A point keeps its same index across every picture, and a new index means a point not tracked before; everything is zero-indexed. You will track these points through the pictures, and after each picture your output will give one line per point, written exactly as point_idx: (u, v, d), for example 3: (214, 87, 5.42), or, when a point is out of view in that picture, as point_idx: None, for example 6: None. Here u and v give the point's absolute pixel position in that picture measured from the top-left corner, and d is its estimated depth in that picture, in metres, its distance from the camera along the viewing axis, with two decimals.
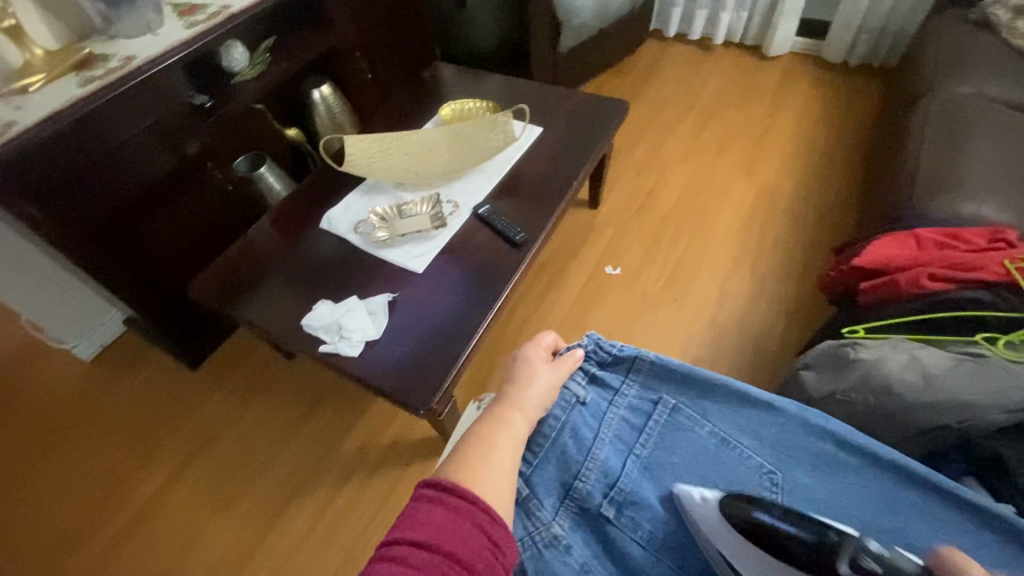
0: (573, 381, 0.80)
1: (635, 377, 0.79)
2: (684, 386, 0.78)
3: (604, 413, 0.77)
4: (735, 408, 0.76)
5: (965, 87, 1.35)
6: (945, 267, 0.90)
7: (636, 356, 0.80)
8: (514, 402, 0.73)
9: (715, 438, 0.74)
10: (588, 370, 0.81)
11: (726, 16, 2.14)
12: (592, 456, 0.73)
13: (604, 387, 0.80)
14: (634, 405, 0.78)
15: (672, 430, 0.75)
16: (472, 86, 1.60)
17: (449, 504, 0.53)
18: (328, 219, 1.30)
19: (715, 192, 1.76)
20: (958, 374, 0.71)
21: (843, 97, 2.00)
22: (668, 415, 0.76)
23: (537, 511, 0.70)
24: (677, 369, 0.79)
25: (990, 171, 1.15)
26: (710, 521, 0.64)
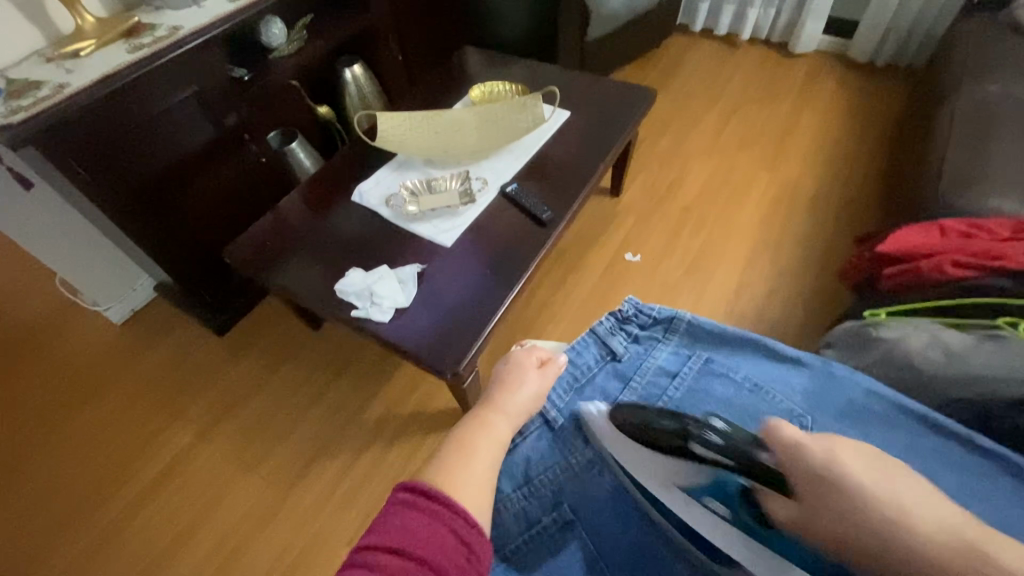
0: (611, 339, 0.86)
1: (671, 336, 0.85)
2: (723, 342, 0.83)
3: (639, 365, 0.83)
4: (771, 363, 0.81)
5: (995, 87, 1.34)
6: (971, 253, 0.91)
7: (673, 317, 0.86)
8: (508, 388, 0.77)
9: (749, 385, 0.79)
10: (631, 331, 0.87)
11: (755, 12, 2.14)
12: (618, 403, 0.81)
13: (644, 347, 0.86)
14: (674, 359, 0.83)
15: (706, 379, 0.80)
16: (501, 71, 1.64)
17: (426, 508, 0.49)
18: (360, 192, 1.34)
19: (737, 186, 1.77)
20: (981, 350, 0.71)
21: (868, 96, 2.00)
22: (703, 366, 0.82)
23: (572, 439, 0.80)
24: (713, 327, 0.83)
25: (1020, 168, 1.15)
26: (605, 429, 0.74)
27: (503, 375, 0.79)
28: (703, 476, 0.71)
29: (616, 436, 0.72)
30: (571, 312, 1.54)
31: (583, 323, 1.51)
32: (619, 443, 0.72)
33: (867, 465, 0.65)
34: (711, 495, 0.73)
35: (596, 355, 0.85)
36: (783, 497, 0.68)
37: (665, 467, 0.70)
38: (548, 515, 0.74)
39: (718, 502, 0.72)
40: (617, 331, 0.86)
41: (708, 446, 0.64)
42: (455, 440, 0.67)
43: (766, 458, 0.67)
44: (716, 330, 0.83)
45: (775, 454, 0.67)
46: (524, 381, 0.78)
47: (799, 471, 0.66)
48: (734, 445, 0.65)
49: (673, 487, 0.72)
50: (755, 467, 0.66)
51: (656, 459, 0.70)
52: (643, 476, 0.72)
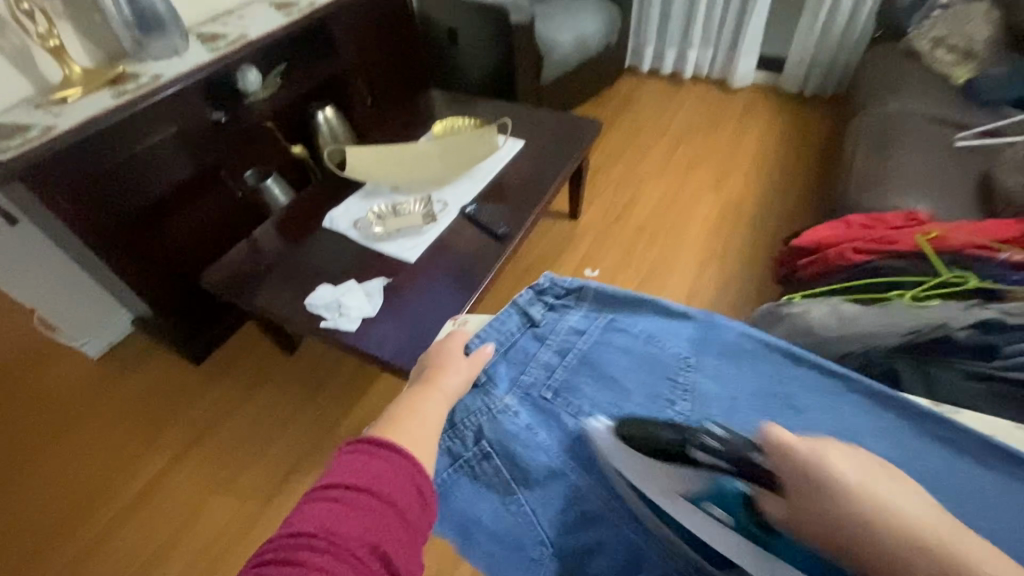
0: (530, 306, 0.73)
1: (580, 302, 0.73)
2: (633, 302, 0.72)
3: (555, 331, 0.70)
4: (667, 319, 0.70)
5: (895, 104, 1.52)
6: (870, 241, 1.03)
7: (581, 286, 0.73)
8: (446, 369, 0.66)
9: (645, 338, 0.68)
10: (546, 299, 0.74)
11: (693, 52, 2.38)
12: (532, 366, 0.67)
13: (563, 316, 0.72)
14: (577, 315, 0.72)
15: (610, 333, 0.69)
16: (462, 108, 1.79)
17: (383, 457, 0.49)
18: (329, 218, 1.45)
19: (685, 204, 1.92)
20: (869, 315, 0.81)
21: (799, 121, 2.20)
22: (607, 324, 0.70)
23: (491, 392, 0.65)
24: (623, 291, 0.72)
25: (917, 169, 1.29)
26: (607, 444, 0.54)
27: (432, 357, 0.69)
28: (703, 479, 0.50)
29: (608, 441, 0.53)
30: None
31: None
32: (613, 449, 0.53)
33: (857, 465, 0.47)
34: (716, 503, 0.51)
35: (508, 320, 0.72)
36: (780, 500, 0.48)
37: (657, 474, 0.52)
38: (471, 450, 0.63)
39: (721, 508, 0.51)
40: (536, 297, 0.73)
41: (707, 453, 0.46)
42: (396, 408, 0.60)
43: (760, 458, 0.47)
44: (627, 294, 0.72)
45: (771, 455, 0.47)
46: (454, 360, 0.68)
47: (797, 477, 0.46)
48: (735, 449, 0.46)
49: (673, 495, 0.52)
50: (754, 472, 0.47)
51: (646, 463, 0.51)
52: (639, 483, 0.53)
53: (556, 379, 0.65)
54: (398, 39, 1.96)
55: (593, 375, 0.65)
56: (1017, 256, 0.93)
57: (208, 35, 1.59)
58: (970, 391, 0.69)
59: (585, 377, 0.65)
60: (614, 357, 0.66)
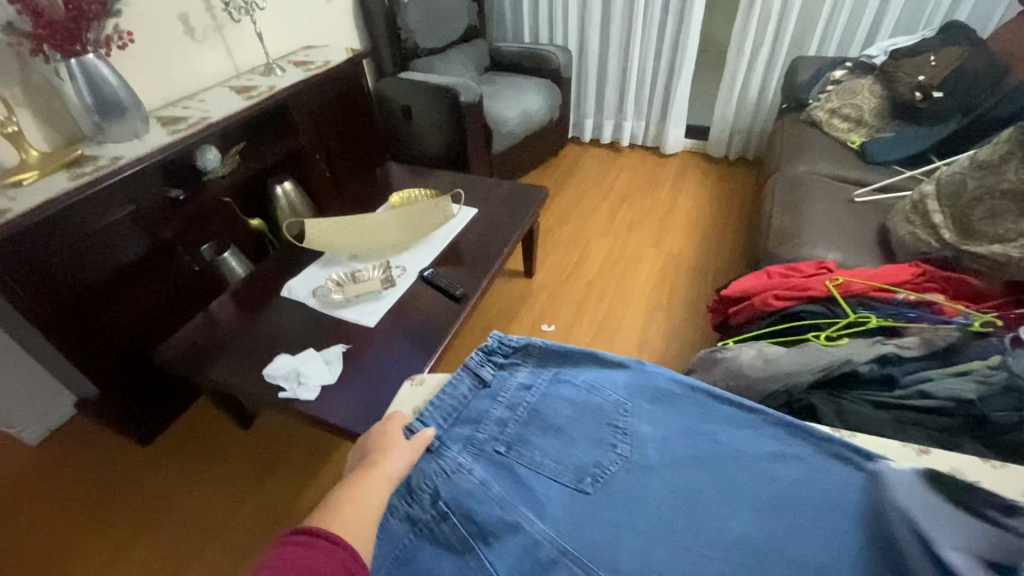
0: (484, 368, 0.81)
1: (528, 360, 0.82)
2: (574, 357, 0.80)
3: (502, 387, 0.78)
4: (603, 370, 0.79)
5: (802, 166, 1.72)
6: (788, 289, 1.15)
7: (526, 343, 0.82)
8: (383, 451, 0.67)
9: (586, 388, 0.76)
10: (495, 361, 0.82)
11: (629, 123, 2.63)
12: (484, 419, 0.74)
13: (509, 374, 0.80)
14: (525, 372, 0.80)
15: (555, 385, 0.77)
16: (418, 180, 1.90)
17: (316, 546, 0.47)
18: (288, 288, 1.48)
19: (631, 260, 2.06)
20: (789, 355, 0.90)
21: (726, 181, 2.43)
22: (552, 378, 0.79)
23: (443, 453, 0.70)
24: (564, 346, 0.81)
25: (825, 221, 1.46)
26: (906, 482, 0.58)
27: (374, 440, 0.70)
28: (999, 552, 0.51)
29: (899, 484, 0.58)
30: None
31: None
32: (907, 487, 0.58)
33: None
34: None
35: (464, 384, 0.79)
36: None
37: (951, 521, 0.54)
38: (429, 512, 0.64)
39: None
40: (487, 360, 0.81)
41: None
42: (339, 489, 0.60)
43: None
44: (564, 348, 0.81)
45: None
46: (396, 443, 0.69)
47: None
48: None
49: (966, 551, 0.51)
50: None
51: (956, 517, 0.54)
52: (933, 533, 0.53)
53: (508, 433, 0.72)
54: (356, 115, 2.09)
55: (542, 427, 0.72)
56: (910, 296, 1.08)
57: (169, 118, 1.65)
58: (877, 417, 0.77)
59: (533, 431, 0.72)
60: (558, 409, 0.74)
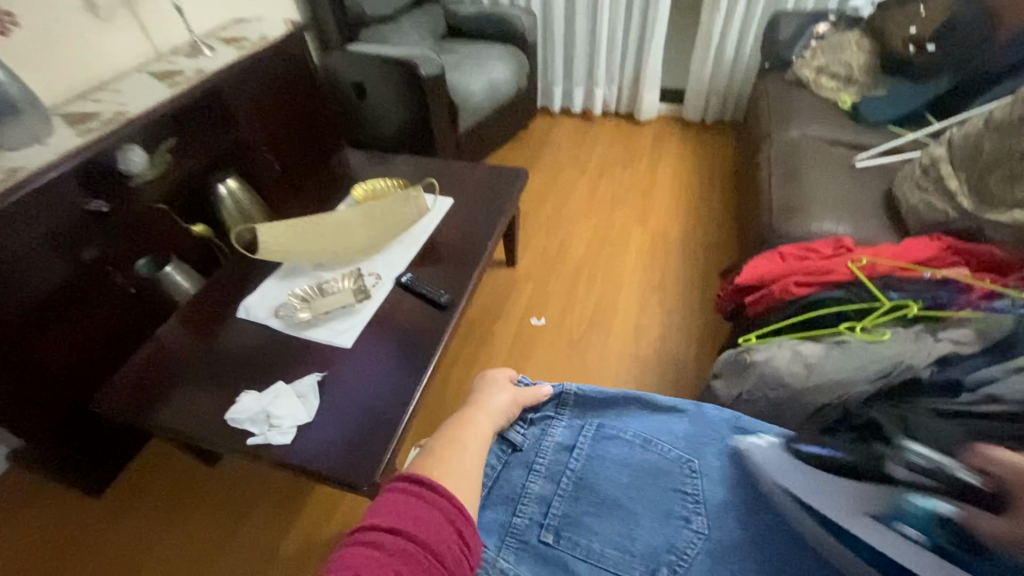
0: (512, 430, 0.72)
1: (562, 411, 0.73)
2: (620, 406, 0.71)
3: (539, 448, 0.68)
4: (654, 417, 0.70)
5: (795, 131, 1.61)
6: (808, 274, 1.06)
7: (560, 389, 0.74)
8: (487, 394, 0.75)
9: (641, 442, 0.66)
10: (526, 418, 0.74)
11: (601, 90, 2.46)
12: (526, 493, 0.63)
13: (541, 428, 0.71)
14: (563, 430, 0.70)
15: (602, 443, 0.66)
16: (381, 168, 1.70)
17: (423, 497, 0.49)
18: (246, 308, 1.29)
19: (617, 239, 1.94)
20: (831, 359, 0.83)
21: (707, 147, 2.32)
22: (596, 434, 0.68)
23: (480, 556, 0.58)
24: (603, 392, 0.72)
25: (830, 191, 1.36)
26: (774, 459, 0.58)
27: (480, 388, 0.77)
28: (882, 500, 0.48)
29: (767, 461, 0.59)
30: None
31: None
32: (780, 464, 0.57)
33: None
34: (913, 523, 0.45)
35: (496, 452, 0.69)
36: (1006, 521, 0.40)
37: (825, 485, 0.53)
38: None
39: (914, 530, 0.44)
40: (515, 422, 0.73)
41: (907, 463, 0.49)
42: (441, 439, 0.65)
43: (970, 476, 0.44)
44: (602, 391, 0.72)
45: (999, 470, 0.43)
46: (500, 390, 0.76)
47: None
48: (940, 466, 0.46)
49: (857, 513, 0.49)
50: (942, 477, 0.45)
51: (814, 474, 0.54)
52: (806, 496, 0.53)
53: (554, 516, 0.60)
54: (302, 97, 1.84)
55: (596, 503, 0.60)
56: (937, 274, 1.00)
57: (77, 115, 1.39)
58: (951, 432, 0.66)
59: (583, 505, 0.60)
60: (610, 474, 0.63)
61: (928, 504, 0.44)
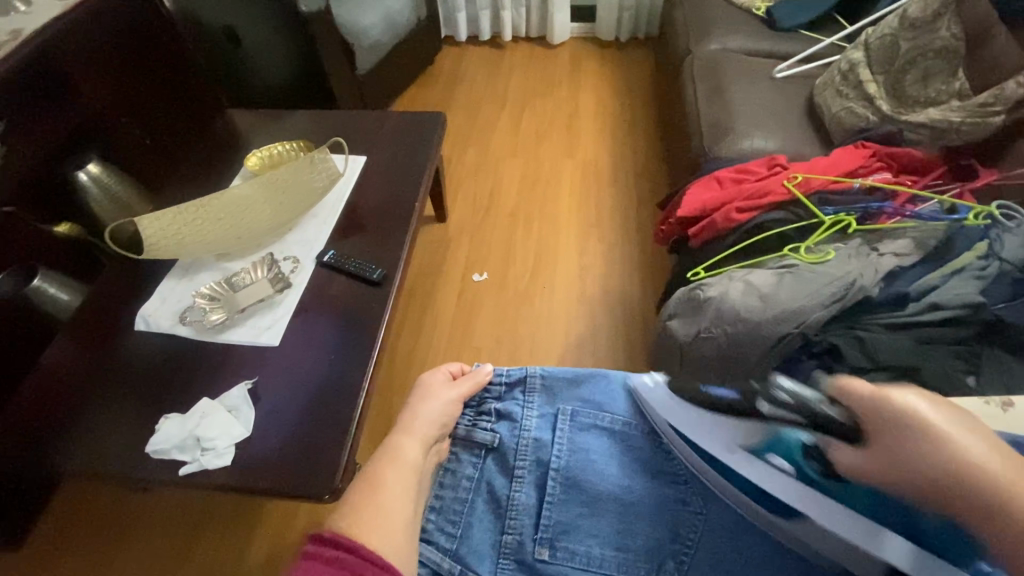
0: (477, 430, 0.77)
1: (531, 398, 0.77)
2: (583, 388, 0.78)
3: (517, 444, 0.73)
4: (619, 399, 0.76)
5: (715, 43, 1.55)
6: (748, 198, 1.03)
7: (525, 375, 0.79)
8: (418, 405, 0.85)
9: (616, 426, 0.74)
10: (494, 409, 0.79)
11: (508, 14, 2.26)
12: (512, 503, 0.69)
13: (510, 421, 0.76)
14: (532, 422, 0.75)
15: (579, 434, 0.73)
16: (276, 129, 1.47)
17: (328, 559, 0.49)
18: (143, 318, 1.10)
19: (548, 177, 1.86)
20: (783, 287, 0.81)
21: (625, 68, 2.23)
22: (571, 422, 0.74)
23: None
24: (568, 373, 0.79)
25: (757, 105, 1.33)
26: (662, 399, 0.71)
27: (417, 395, 0.86)
28: (762, 434, 0.62)
29: (653, 403, 0.72)
30: (439, 354, 1.47)
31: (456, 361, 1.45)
32: (664, 402, 0.70)
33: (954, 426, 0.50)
34: (782, 454, 0.60)
35: (470, 460, 0.75)
36: (853, 449, 0.55)
37: (722, 430, 0.64)
38: None
39: (785, 461, 0.59)
40: (478, 422, 0.79)
41: (776, 403, 0.60)
42: (366, 477, 0.72)
43: (828, 409, 0.57)
44: (569, 375, 0.78)
45: (848, 408, 0.56)
46: (435, 398, 0.85)
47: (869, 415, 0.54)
48: (806, 403, 0.58)
49: (736, 448, 0.63)
50: (817, 418, 0.57)
51: (704, 417, 0.65)
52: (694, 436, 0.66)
53: (548, 528, 0.66)
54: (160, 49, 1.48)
55: (589, 502, 0.68)
56: (866, 183, 1.00)
57: None
58: (905, 344, 0.72)
59: (574, 501, 0.68)
60: (596, 467, 0.70)
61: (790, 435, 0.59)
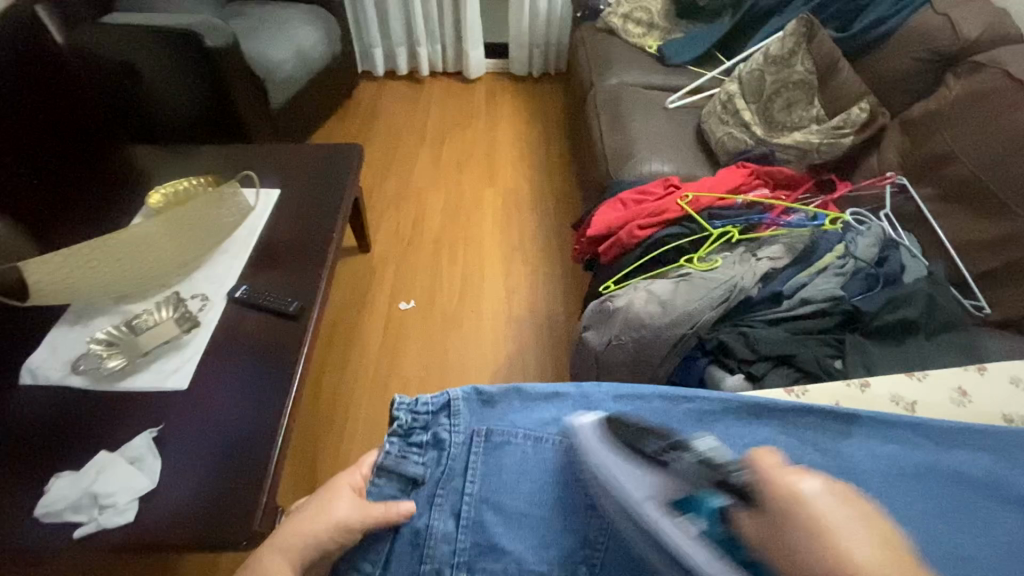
0: (405, 463, 0.61)
1: (456, 419, 0.62)
2: (501, 405, 0.65)
3: (444, 471, 0.59)
4: (538, 414, 0.65)
5: (615, 78, 1.69)
6: (648, 216, 1.12)
7: (448, 398, 0.64)
8: (321, 509, 0.59)
9: (529, 441, 0.62)
10: (419, 441, 0.62)
11: (424, 50, 2.33)
12: (430, 532, 0.55)
13: (433, 448, 0.61)
14: (459, 446, 0.61)
15: (495, 452, 0.60)
16: (182, 164, 1.42)
17: None
18: (29, 371, 1.00)
19: (470, 205, 1.91)
20: (679, 293, 0.88)
21: (538, 101, 2.35)
22: (487, 444, 0.61)
23: None
24: (489, 389, 0.65)
25: (654, 132, 1.46)
26: (587, 442, 0.58)
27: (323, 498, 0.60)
28: (674, 489, 0.54)
29: (595, 441, 0.58)
30: (367, 385, 1.44)
31: (384, 391, 1.43)
32: (593, 442, 0.57)
33: (861, 525, 0.47)
34: (694, 515, 0.51)
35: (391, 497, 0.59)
36: (755, 516, 0.49)
37: (636, 477, 0.55)
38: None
39: (694, 521, 0.51)
40: (408, 454, 0.61)
41: (699, 460, 0.55)
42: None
43: (747, 474, 0.52)
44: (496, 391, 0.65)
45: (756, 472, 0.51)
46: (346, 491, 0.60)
47: (779, 499, 0.48)
48: (722, 465, 0.54)
49: (643, 498, 0.53)
50: (733, 482, 0.52)
51: (616, 455, 0.56)
52: (619, 493, 0.54)
53: (466, 550, 0.54)
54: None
55: (507, 520, 0.56)
56: (747, 199, 1.12)
57: None
58: (781, 335, 0.83)
59: (491, 526, 0.55)
60: (511, 487, 0.58)
61: (703, 497, 0.52)
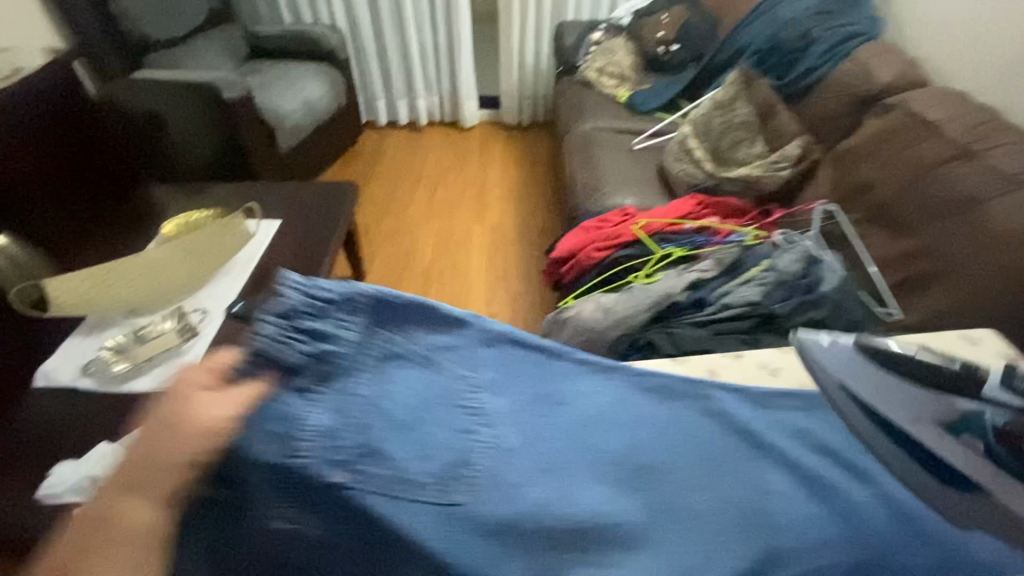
0: (285, 351, 0.47)
1: (348, 316, 0.51)
2: (407, 311, 0.55)
3: (328, 366, 0.48)
4: (437, 334, 0.57)
5: (590, 124, 1.86)
6: (606, 240, 1.25)
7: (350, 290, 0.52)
8: (176, 423, 0.41)
9: (423, 357, 0.54)
10: (302, 330, 0.49)
11: (422, 102, 2.56)
12: (300, 428, 0.42)
13: (316, 341, 0.49)
14: (350, 342, 0.50)
15: (387, 362, 0.51)
16: (195, 199, 1.59)
17: None
18: (43, 374, 1.12)
19: (459, 239, 2.05)
20: (619, 302, 1.00)
21: (527, 146, 2.54)
22: (381, 349, 0.52)
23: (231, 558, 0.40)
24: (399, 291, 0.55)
25: (620, 170, 1.61)
26: (847, 361, 0.61)
27: (172, 412, 0.42)
28: (958, 408, 0.54)
29: (852, 362, 0.61)
30: None
31: None
32: (849, 364, 0.61)
33: None
34: (970, 431, 0.54)
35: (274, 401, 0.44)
36: None
37: (915, 395, 0.57)
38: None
39: (972, 437, 0.53)
40: (293, 343, 0.47)
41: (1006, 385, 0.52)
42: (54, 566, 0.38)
43: None
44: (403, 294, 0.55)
45: None
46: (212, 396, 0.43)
47: None
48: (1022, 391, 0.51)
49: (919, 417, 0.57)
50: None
51: (883, 374, 0.59)
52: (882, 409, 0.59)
53: (347, 448, 0.43)
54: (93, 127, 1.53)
55: (398, 428, 0.47)
56: (695, 224, 1.25)
57: None
58: (704, 335, 0.94)
59: (375, 429, 0.45)
60: (399, 397, 0.49)
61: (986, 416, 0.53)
